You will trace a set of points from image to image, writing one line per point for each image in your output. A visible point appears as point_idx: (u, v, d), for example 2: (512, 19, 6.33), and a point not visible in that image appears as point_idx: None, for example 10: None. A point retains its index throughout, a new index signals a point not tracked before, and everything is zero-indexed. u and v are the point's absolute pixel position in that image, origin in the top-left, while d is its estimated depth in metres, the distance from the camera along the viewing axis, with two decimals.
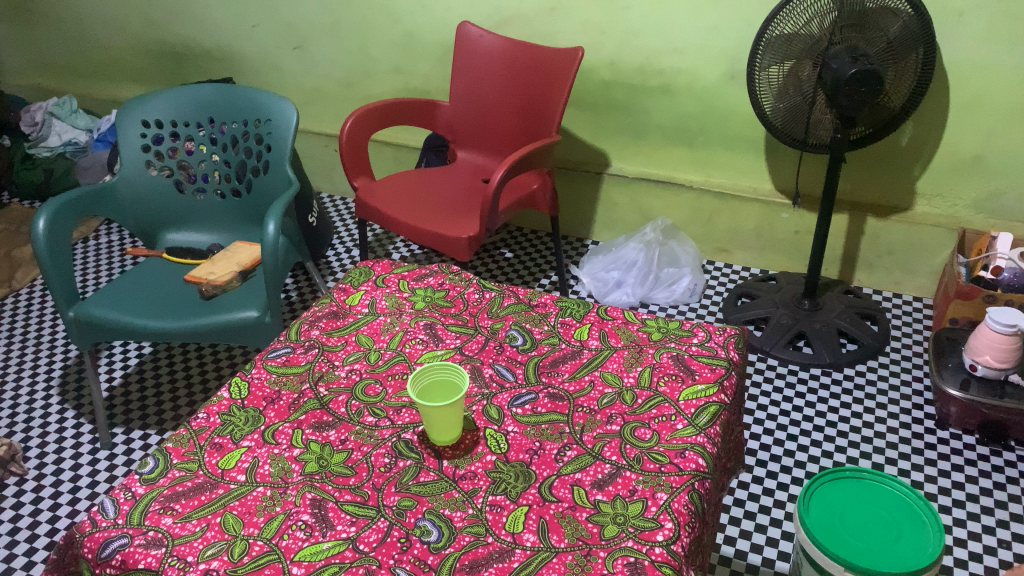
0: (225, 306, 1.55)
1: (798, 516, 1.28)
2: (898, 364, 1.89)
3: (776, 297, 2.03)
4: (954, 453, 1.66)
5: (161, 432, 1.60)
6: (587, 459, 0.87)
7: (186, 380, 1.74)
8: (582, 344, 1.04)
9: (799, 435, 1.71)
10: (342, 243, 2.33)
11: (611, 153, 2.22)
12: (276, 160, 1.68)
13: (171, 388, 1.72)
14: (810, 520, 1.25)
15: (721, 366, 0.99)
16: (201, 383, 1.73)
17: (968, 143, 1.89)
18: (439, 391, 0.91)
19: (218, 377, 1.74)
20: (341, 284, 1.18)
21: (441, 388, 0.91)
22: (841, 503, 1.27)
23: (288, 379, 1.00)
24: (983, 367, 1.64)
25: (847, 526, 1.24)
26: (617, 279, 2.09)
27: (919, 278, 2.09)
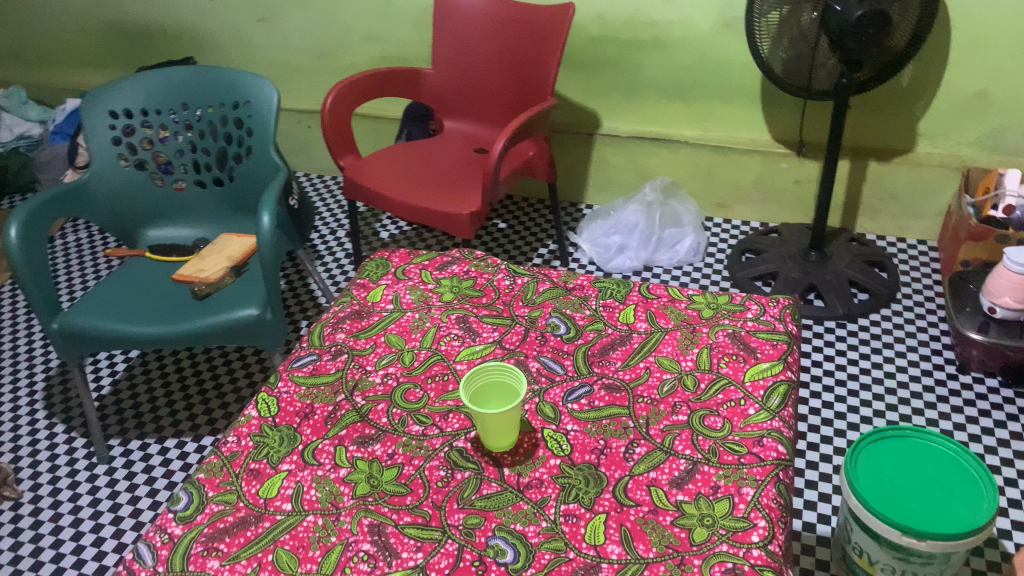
0: (221, 305, 1.46)
1: (845, 481, 1.24)
2: (911, 311, 1.86)
3: (782, 251, 1.98)
4: (978, 398, 1.63)
5: (163, 441, 1.52)
6: (659, 455, 0.81)
7: (182, 383, 1.65)
8: (630, 327, 0.97)
9: (823, 392, 1.68)
10: (326, 225, 2.22)
11: (602, 112, 2.14)
12: (260, 144, 1.58)
13: (166, 393, 1.63)
14: (860, 485, 1.21)
15: (782, 341, 0.93)
16: (198, 386, 1.65)
17: (971, 80, 1.84)
18: (489, 394, 0.84)
19: (216, 381, 1.66)
20: (358, 279, 1.09)
21: (491, 393, 0.84)
22: (889, 464, 1.23)
23: (319, 390, 0.92)
24: (1002, 309, 1.62)
25: (898, 489, 1.20)
26: (619, 243, 2.02)
27: (923, 220, 2.06)
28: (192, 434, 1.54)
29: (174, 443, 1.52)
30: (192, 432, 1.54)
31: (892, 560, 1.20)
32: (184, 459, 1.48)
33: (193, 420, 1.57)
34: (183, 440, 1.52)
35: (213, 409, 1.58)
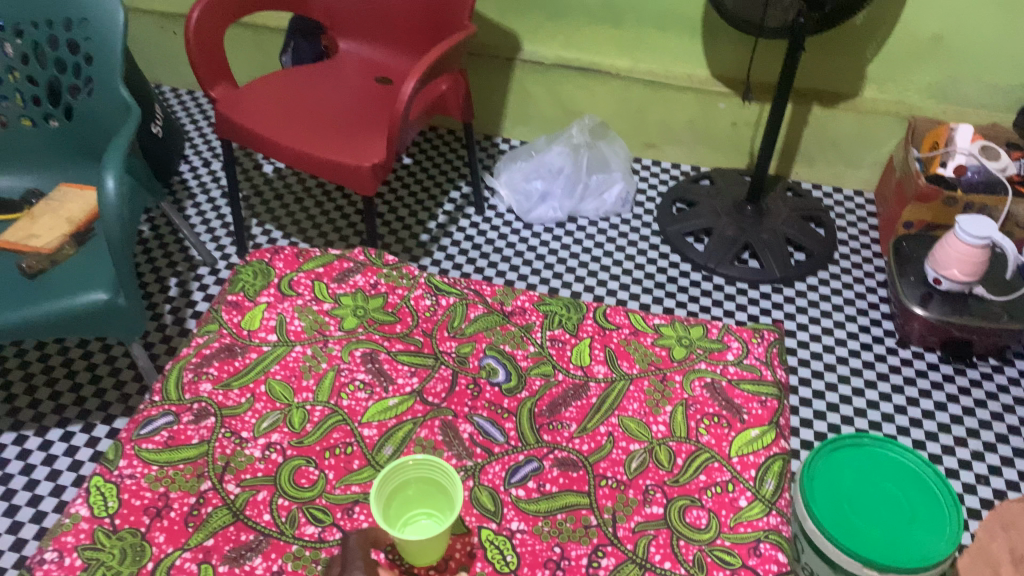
0: (57, 288, 1.15)
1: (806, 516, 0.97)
2: (849, 274, 1.74)
3: (716, 204, 1.81)
4: (919, 376, 1.53)
5: None
6: (632, 572, 0.63)
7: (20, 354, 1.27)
8: (585, 374, 0.78)
9: None
10: (199, 156, 1.87)
11: (522, 35, 1.85)
12: (103, 77, 1.21)
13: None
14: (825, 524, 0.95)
15: (771, 396, 0.75)
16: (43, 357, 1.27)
17: (928, 22, 1.65)
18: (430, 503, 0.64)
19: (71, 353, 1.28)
20: (230, 294, 0.84)
21: (434, 502, 0.64)
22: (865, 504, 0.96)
23: (177, 471, 0.68)
24: (947, 281, 1.51)
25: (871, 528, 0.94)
26: (541, 190, 1.80)
27: (861, 170, 1.92)
28: (53, 424, 1.18)
29: (12, 438, 1.16)
30: (36, 423, 1.18)
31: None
32: (26, 461, 1.12)
33: (36, 406, 1.20)
34: (24, 435, 1.16)
35: (78, 386, 1.22)
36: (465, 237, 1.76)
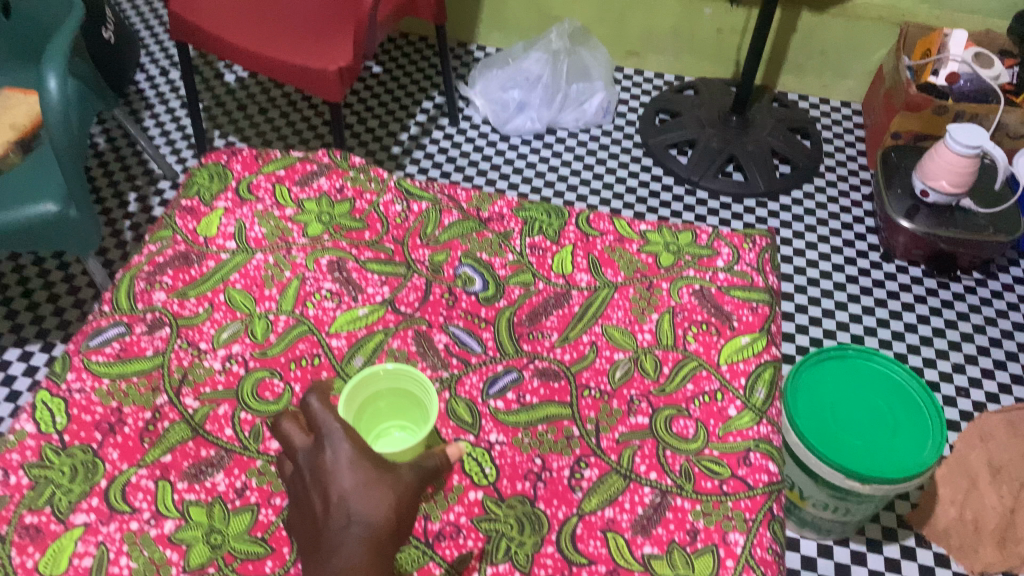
0: (3, 199, 1.07)
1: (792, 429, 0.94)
2: (835, 187, 1.69)
3: (700, 115, 1.75)
4: (903, 290, 1.51)
5: None
6: (617, 483, 0.60)
7: None
8: (568, 282, 0.73)
9: None
10: (155, 64, 1.76)
11: None
12: None
13: None
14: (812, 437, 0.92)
15: (763, 303, 0.71)
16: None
17: None
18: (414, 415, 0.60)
19: (25, 269, 1.21)
20: (184, 199, 0.77)
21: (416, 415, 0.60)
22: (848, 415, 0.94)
23: (131, 385, 0.64)
24: (936, 193, 1.47)
25: (856, 438, 0.92)
26: (518, 100, 1.72)
27: (850, 80, 1.86)
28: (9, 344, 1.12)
29: None
30: None
31: (826, 498, 0.94)
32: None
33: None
34: None
35: (35, 304, 1.16)
36: (440, 149, 1.69)
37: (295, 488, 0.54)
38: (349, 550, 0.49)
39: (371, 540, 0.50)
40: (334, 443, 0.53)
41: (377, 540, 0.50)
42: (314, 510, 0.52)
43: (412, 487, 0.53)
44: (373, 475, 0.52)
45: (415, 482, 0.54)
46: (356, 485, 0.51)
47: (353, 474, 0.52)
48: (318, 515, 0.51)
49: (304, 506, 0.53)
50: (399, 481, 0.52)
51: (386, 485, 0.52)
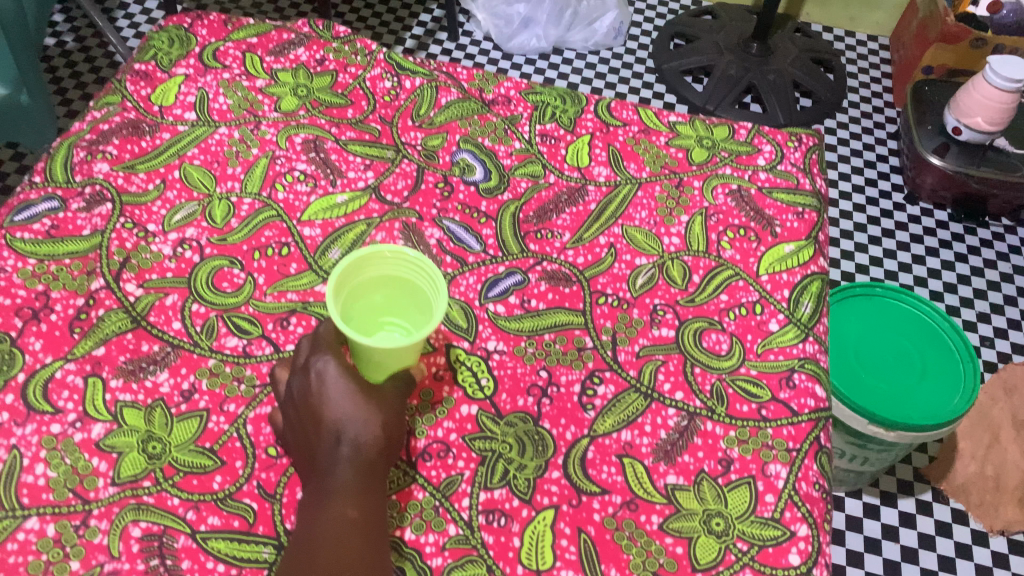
0: None
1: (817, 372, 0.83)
2: (858, 123, 1.58)
3: (718, 40, 1.62)
4: (927, 234, 1.42)
5: None
6: (636, 402, 0.51)
7: None
8: (583, 176, 0.63)
9: None
10: None
11: None
12: None
13: None
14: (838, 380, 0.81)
15: (810, 209, 0.61)
16: None
17: None
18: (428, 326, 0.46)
19: None
20: (137, 63, 0.66)
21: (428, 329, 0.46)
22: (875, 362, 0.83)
23: (61, 267, 0.53)
24: (968, 130, 1.36)
25: (884, 385, 0.82)
26: (524, 15, 1.58)
27: (879, 12, 1.73)
28: None
29: None
30: None
31: (844, 445, 0.84)
32: None
33: None
34: None
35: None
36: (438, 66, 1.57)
37: (284, 409, 0.45)
38: (343, 472, 0.41)
39: (367, 463, 0.42)
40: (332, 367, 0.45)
41: (372, 464, 0.42)
42: (302, 436, 0.44)
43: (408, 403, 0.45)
44: (378, 392, 0.44)
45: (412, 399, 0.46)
46: (357, 404, 0.43)
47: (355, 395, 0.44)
48: (307, 439, 0.43)
49: (290, 433, 0.45)
50: (396, 395, 0.44)
51: (376, 402, 0.43)
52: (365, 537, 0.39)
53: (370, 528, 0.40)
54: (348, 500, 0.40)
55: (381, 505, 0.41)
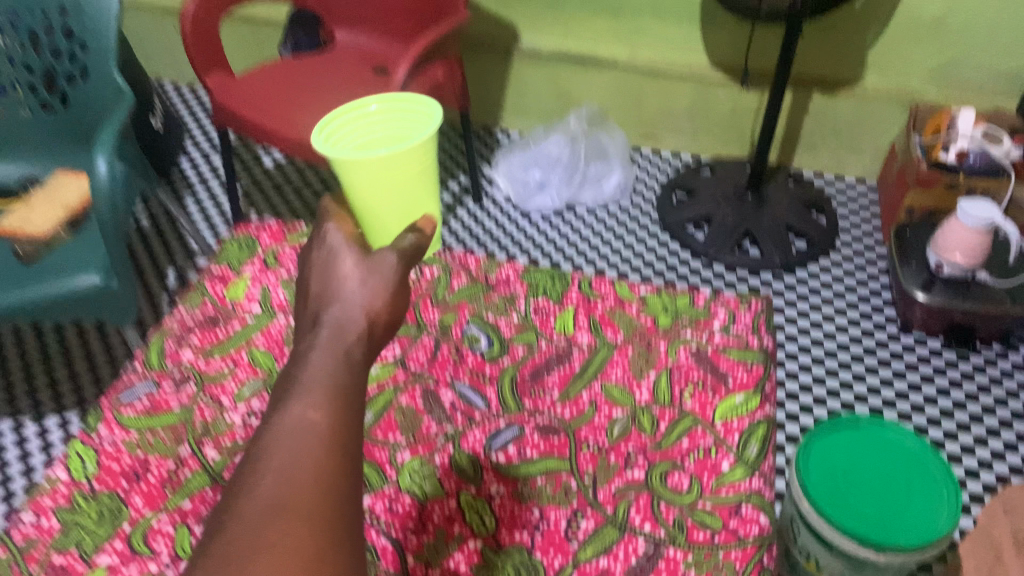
0: (55, 270, 1.10)
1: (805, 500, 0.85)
2: (850, 262, 1.72)
3: (716, 192, 1.80)
4: (921, 362, 1.51)
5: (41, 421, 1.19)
6: (611, 533, 0.63)
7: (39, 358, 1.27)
8: (569, 342, 0.77)
9: None
10: (198, 147, 1.81)
11: (522, 26, 1.79)
12: (98, 62, 1.18)
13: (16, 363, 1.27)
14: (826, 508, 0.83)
15: (757, 363, 0.74)
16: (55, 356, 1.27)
17: (931, 7, 1.63)
18: (415, 165, 0.74)
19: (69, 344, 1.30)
20: (215, 266, 0.84)
21: None
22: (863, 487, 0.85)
23: (157, 436, 0.68)
24: (949, 266, 1.48)
25: (870, 512, 0.82)
26: (539, 180, 1.80)
27: (864, 157, 1.89)
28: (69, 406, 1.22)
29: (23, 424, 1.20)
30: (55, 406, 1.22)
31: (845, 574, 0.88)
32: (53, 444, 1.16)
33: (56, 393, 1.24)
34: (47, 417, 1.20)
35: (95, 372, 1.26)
36: (465, 228, 1.76)
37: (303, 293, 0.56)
38: (320, 360, 0.49)
39: (339, 358, 0.49)
40: (326, 277, 0.55)
41: (345, 356, 0.50)
42: (310, 310, 0.54)
43: (386, 301, 0.54)
44: (354, 298, 0.53)
45: (394, 289, 0.55)
46: (342, 299, 0.53)
47: (339, 301, 0.53)
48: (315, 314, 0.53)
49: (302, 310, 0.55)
50: (375, 297, 0.54)
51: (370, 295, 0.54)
52: (327, 420, 0.45)
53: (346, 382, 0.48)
54: (315, 382, 0.47)
55: (352, 388, 0.48)
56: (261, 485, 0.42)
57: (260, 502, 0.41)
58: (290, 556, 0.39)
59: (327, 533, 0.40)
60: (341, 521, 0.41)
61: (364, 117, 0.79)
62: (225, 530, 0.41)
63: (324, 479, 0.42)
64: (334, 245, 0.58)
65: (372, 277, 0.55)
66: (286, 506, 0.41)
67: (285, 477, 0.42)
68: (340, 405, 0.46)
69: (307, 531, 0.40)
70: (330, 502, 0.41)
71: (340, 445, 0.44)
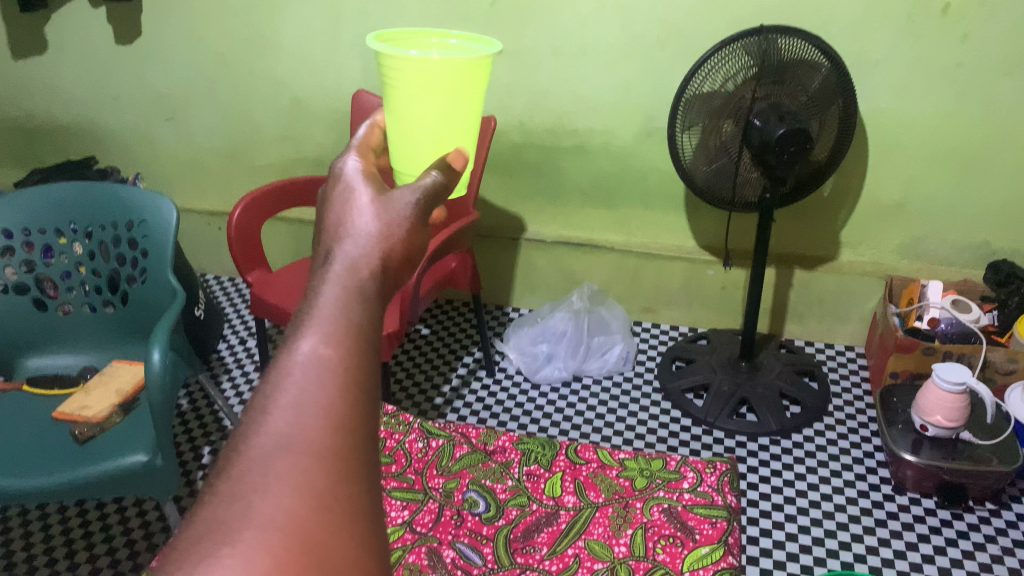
0: (105, 450, 1.22)
1: None
2: (845, 425, 1.76)
3: (713, 361, 1.88)
4: (918, 522, 1.51)
5: None
6: None
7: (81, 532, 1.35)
8: (557, 503, 0.88)
9: (772, 511, 1.54)
10: (236, 334, 1.98)
11: (526, 217, 1.97)
12: (155, 268, 1.37)
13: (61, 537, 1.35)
14: None
15: (722, 519, 0.84)
16: (99, 530, 1.36)
17: (890, 189, 1.71)
18: (474, 89, 0.72)
19: (110, 519, 1.38)
20: None
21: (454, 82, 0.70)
22: None
23: None
24: (934, 427, 1.52)
25: None
26: (547, 352, 1.90)
27: (851, 325, 1.93)
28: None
29: None
30: None
31: None
32: None
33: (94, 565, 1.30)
34: None
35: (133, 544, 1.33)
36: (476, 399, 1.86)
37: (323, 221, 0.54)
38: (333, 290, 0.46)
39: (353, 288, 0.46)
40: (344, 211, 0.53)
41: (359, 285, 0.47)
42: (326, 238, 0.51)
43: (404, 234, 0.52)
44: (372, 226, 0.51)
45: (414, 218, 0.54)
46: (358, 231, 0.50)
47: (357, 229, 0.51)
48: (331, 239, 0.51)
49: (320, 234, 0.52)
50: (393, 227, 0.52)
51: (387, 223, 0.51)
52: (340, 354, 0.42)
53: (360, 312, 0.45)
54: (329, 315, 0.44)
55: (367, 318, 0.45)
56: (271, 422, 0.40)
57: (272, 436, 0.39)
58: (300, 493, 0.38)
59: (339, 467, 0.39)
60: (357, 456, 0.40)
61: (441, 49, 0.76)
62: (235, 465, 0.39)
63: (339, 417, 0.40)
64: (356, 182, 0.56)
65: (386, 217, 0.52)
66: (299, 444, 0.39)
67: (296, 414, 0.40)
68: (354, 341, 0.43)
69: (319, 465, 0.39)
70: (345, 440, 0.40)
71: (354, 380, 0.42)
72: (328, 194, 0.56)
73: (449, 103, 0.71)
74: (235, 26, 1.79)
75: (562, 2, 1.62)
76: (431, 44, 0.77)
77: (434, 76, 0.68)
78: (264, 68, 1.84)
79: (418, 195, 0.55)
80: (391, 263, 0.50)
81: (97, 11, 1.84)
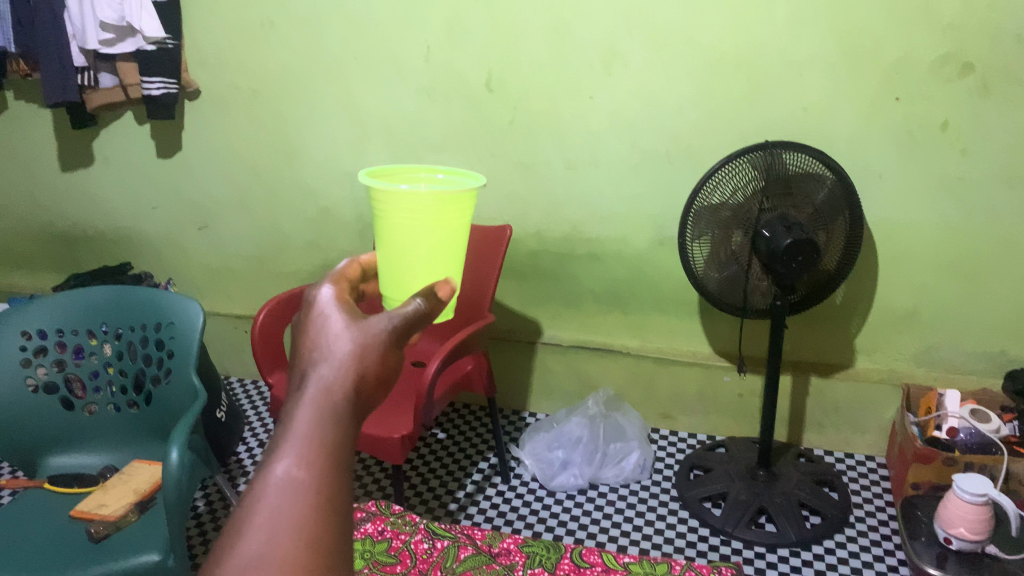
0: (119, 550, 1.23)
1: None
2: (867, 536, 1.71)
3: (730, 469, 1.85)
4: None
5: None
6: None
7: None
8: None
9: None
10: (255, 437, 2.00)
11: (542, 322, 2.01)
12: (179, 367, 1.41)
13: None
14: None
15: None
16: None
17: (901, 297, 1.73)
18: (456, 212, 0.78)
19: None
20: None
21: (440, 213, 0.76)
22: None
23: None
24: (958, 540, 1.46)
25: None
26: (562, 459, 1.89)
27: (869, 434, 1.90)
28: None
29: None
30: None
31: None
32: None
33: None
34: None
35: None
36: (490, 506, 1.84)
37: (297, 336, 0.52)
38: (307, 411, 0.45)
39: (328, 407, 0.46)
40: (327, 315, 0.52)
41: (334, 407, 0.46)
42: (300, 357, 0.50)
43: (385, 343, 0.52)
44: (350, 342, 0.50)
45: (391, 338, 0.52)
46: (332, 352, 0.49)
47: (338, 338, 0.50)
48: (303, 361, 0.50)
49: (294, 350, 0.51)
50: (374, 336, 0.51)
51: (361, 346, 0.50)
52: (312, 478, 0.43)
53: (331, 437, 0.45)
54: (303, 437, 0.44)
55: (342, 436, 0.45)
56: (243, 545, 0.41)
57: (244, 558, 0.40)
58: None
59: None
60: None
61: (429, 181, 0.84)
62: None
63: (309, 542, 0.41)
64: (332, 304, 0.53)
65: (362, 337, 0.50)
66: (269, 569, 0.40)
67: (267, 541, 0.41)
68: (328, 463, 0.43)
69: None
70: (315, 565, 0.40)
71: (324, 504, 0.42)
72: (312, 297, 0.56)
73: (435, 229, 0.77)
74: (271, 142, 1.91)
75: (574, 123, 1.72)
76: (420, 178, 0.86)
77: (420, 207, 0.75)
78: (294, 180, 1.94)
79: (402, 312, 0.54)
80: (368, 378, 0.49)
81: (142, 127, 1.97)
